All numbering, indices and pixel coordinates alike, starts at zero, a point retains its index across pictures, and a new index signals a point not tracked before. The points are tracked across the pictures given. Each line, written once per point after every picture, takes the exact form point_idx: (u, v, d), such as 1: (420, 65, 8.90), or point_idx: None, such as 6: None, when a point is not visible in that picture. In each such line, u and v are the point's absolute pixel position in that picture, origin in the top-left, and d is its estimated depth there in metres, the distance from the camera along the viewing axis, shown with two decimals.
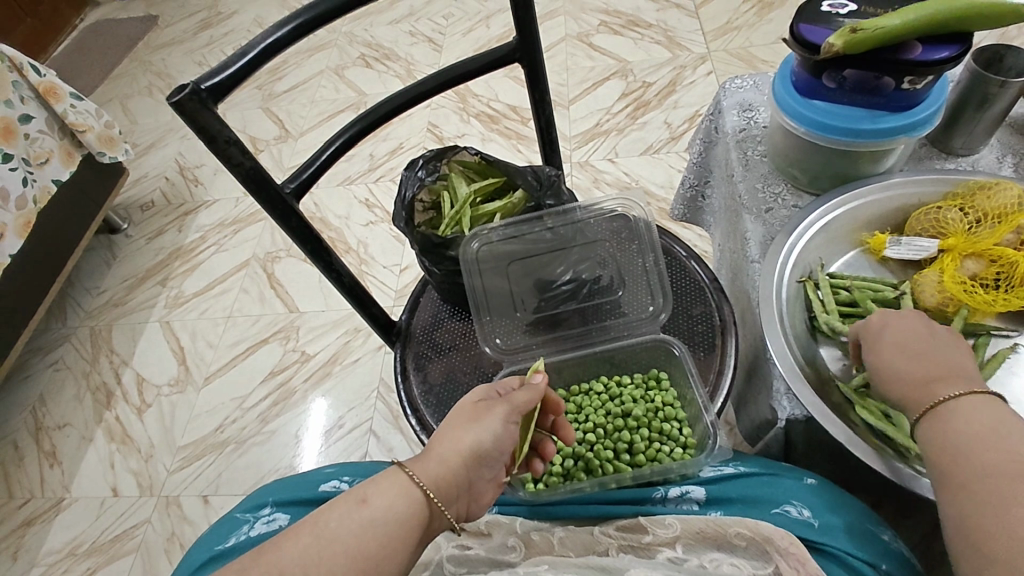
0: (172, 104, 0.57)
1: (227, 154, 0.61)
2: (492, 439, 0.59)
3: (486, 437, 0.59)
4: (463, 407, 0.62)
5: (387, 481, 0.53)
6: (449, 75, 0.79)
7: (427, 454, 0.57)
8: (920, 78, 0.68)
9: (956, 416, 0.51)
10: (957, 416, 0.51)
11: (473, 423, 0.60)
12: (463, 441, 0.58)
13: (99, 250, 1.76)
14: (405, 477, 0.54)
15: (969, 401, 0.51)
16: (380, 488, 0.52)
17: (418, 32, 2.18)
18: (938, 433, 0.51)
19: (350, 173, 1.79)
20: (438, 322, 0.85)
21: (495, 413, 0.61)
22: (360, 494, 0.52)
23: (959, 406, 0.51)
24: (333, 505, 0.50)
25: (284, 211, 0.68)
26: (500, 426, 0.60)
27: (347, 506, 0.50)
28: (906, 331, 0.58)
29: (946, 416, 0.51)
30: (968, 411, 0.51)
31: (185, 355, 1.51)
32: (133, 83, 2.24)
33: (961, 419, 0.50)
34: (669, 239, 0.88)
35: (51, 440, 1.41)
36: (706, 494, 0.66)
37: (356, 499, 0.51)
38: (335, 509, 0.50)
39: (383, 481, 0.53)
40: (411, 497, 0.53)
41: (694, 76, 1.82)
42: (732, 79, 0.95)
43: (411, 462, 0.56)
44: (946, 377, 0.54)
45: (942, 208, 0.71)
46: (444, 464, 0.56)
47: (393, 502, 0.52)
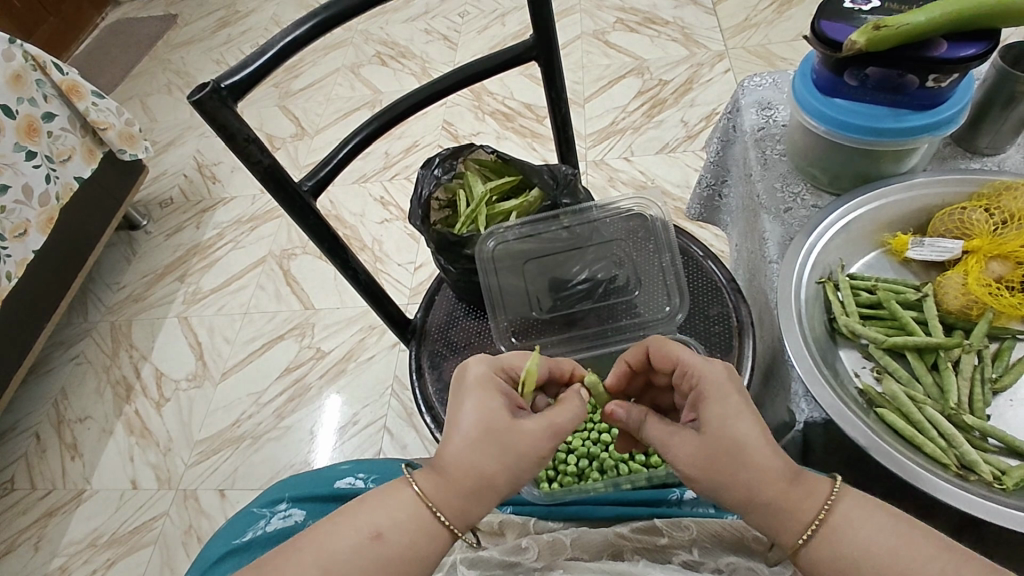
0: (193, 103, 0.57)
1: (247, 152, 0.62)
2: (527, 464, 0.53)
3: (525, 466, 0.53)
4: (493, 425, 0.53)
5: (404, 510, 0.53)
6: (465, 73, 0.79)
7: (451, 481, 0.52)
8: (945, 76, 0.66)
9: (834, 542, 0.49)
10: (837, 543, 0.49)
11: (509, 448, 0.53)
12: (494, 468, 0.52)
13: (119, 246, 1.79)
14: (424, 506, 0.53)
15: (838, 516, 0.49)
16: (397, 523, 0.52)
17: (433, 31, 2.18)
18: (829, 569, 0.49)
19: (365, 171, 1.80)
20: (453, 321, 0.85)
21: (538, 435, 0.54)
22: (373, 527, 0.52)
23: (834, 528, 0.49)
24: (345, 528, 0.52)
25: (302, 208, 0.69)
26: (543, 452, 0.54)
27: (361, 539, 0.51)
28: (739, 446, 0.51)
29: (827, 546, 0.49)
30: (849, 534, 0.49)
31: (202, 351, 1.52)
32: (153, 82, 2.27)
33: (842, 545, 0.48)
34: (686, 238, 0.87)
35: (73, 432, 1.43)
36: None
37: (368, 533, 0.51)
38: (348, 540, 0.51)
39: (399, 512, 0.52)
40: (429, 531, 0.52)
41: (711, 74, 1.80)
42: (751, 77, 0.94)
43: (435, 484, 0.53)
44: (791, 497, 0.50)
45: (967, 208, 0.70)
46: (472, 498, 0.52)
47: (406, 534, 0.52)
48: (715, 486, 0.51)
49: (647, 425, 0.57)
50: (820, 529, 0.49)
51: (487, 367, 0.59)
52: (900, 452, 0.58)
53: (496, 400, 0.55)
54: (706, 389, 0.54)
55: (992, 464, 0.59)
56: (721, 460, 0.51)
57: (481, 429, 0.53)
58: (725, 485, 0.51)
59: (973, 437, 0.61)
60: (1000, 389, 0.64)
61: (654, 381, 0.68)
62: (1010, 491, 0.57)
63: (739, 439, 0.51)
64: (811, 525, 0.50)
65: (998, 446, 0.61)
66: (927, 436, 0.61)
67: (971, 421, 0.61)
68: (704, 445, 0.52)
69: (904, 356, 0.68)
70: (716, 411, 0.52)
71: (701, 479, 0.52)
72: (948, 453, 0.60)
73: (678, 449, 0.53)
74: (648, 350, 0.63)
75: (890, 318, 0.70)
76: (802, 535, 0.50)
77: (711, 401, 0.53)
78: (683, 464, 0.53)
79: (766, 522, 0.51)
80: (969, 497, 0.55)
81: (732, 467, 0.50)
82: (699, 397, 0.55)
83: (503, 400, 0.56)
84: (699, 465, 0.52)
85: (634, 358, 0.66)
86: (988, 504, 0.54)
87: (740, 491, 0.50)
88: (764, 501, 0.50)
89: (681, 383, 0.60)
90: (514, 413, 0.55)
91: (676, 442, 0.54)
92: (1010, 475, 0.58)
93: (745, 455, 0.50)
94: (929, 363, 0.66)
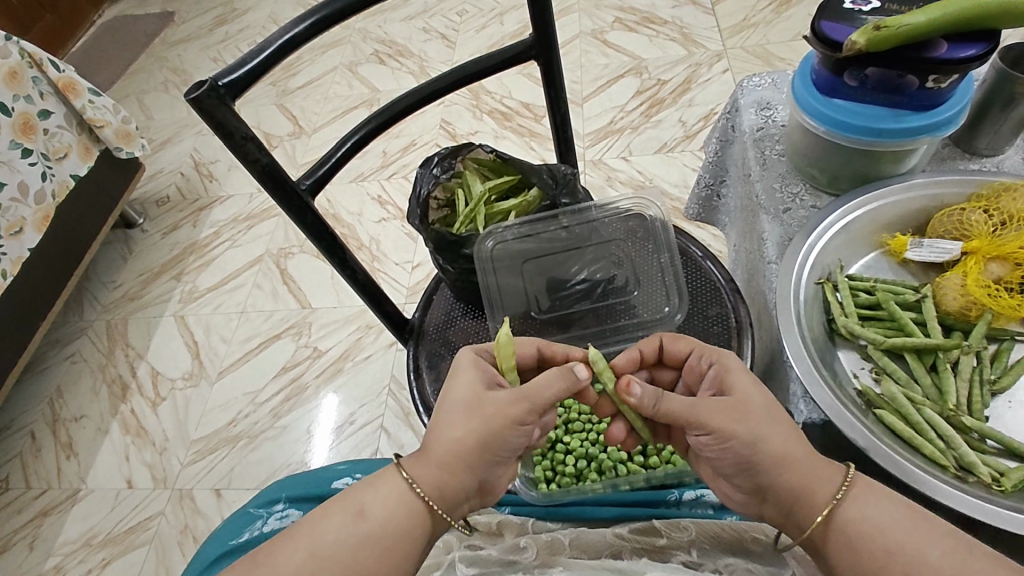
0: (190, 100, 0.57)
1: (244, 150, 0.61)
2: (494, 428, 0.54)
3: (490, 429, 0.54)
4: (467, 397, 0.56)
5: (385, 489, 0.54)
6: (464, 72, 0.79)
7: (427, 455, 0.55)
8: (945, 77, 0.66)
9: (860, 509, 0.51)
10: (863, 505, 0.51)
11: (478, 414, 0.55)
12: (463, 434, 0.55)
13: (116, 244, 1.78)
14: (405, 483, 0.54)
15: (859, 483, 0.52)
16: (376, 500, 0.53)
17: (431, 29, 2.18)
18: (859, 533, 0.50)
19: (363, 170, 1.79)
20: (451, 321, 0.85)
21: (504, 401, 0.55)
22: (356, 505, 0.53)
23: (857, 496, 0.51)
24: (330, 513, 0.53)
25: (299, 207, 0.68)
26: (517, 417, 0.55)
27: (344, 518, 0.52)
28: (766, 409, 0.54)
29: (854, 508, 0.51)
30: (873, 500, 0.51)
31: (199, 350, 1.52)
32: (150, 80, 2.26)
33: (872, 503, 0.51)
34: (684, 239, 0.87)
35: (68, 431, 1.43)
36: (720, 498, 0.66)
37: (350, 511, 0.53)
38: (332, 522, 0.52)
39: (381, 491, 0.54)
40: (407, 505, 0.53)
41: (710, 74, 1.80)
42: (750, 77, 0.94)
43: (413, 460, 0.55)
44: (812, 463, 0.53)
45: (966, 209, 0.70)
46: (444, 466, 0.54)
47: (388, 512, 0.53)
48: (753, 443, 0.52)
49: (665, 401, 0.55)
50: (848, 493, 0.52)
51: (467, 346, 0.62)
52: (900, 455, 0.57)
53: (468, 377, 0.57)
54: (728, 362, 0.58)
55: (991, 466, 0.59)
56: (756, 414, 0.53)
57: (456, 402, 0.56)
58: (762, 443, 0.52)
59: (972, 438, 0.61)
60: (999, 391, 0.64)
61: (656, 381, 0.70)
62: (1008, 492, 0.57)
63: (765, 400, 0.54)
64: (838, 489, 0.52)
65: (996, 448, 0.61)
66: (926, 436, 0.61)
67: (969, 423, 0.61)
68: (740, 407, 0.54)
69: (902, 357, 0.68)
70: (741, 379, 0.56)
71: (739, 433, 0.53)
72: (946, 455, 0.60)
73: (711, 411, 0.54)
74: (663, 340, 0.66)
75: (889, 319, 0.70)
76: (831, 501, 0.51)
77: (734, 371, 0.57)
78: (721, 425, 0.53)
79: (800, 481, 0.52)
80: (968, 499, 0.55)
81: (767, 423, 0.53)
82: (721, 370, 0.58)
83: (478, 375, 0.58)
84: (733, 426, 0.53)
85: (647, 347, 0.68)
86: (987, 506, 0.54)
87: (777, 447, 0.52)
88: (794, 461, 0.52)
89: (696, 367, 0.63)
90: (488, 386, 0.57)
91: (704, 404, 0.54)
92: (1008, 477, 0.57)
93: (776, 417, 0.54)
94: (927, 364, 0.66)
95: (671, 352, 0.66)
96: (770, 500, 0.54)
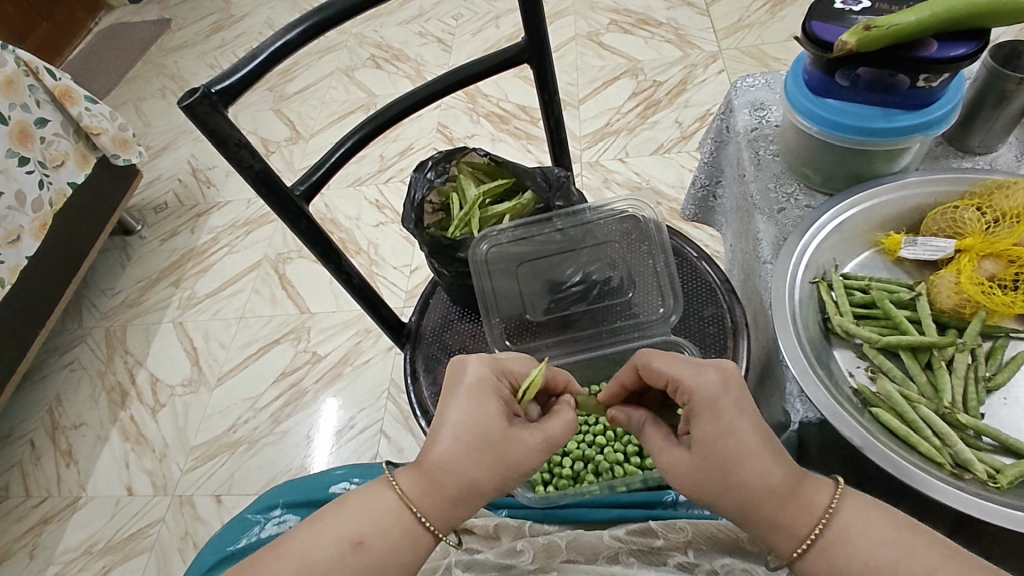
0: (183, 108, 0.57)
1: (238, 157, 0.61)
2: (512, 469, 0.54)
3: (516, 475, 0.54)
4: (488, 433, 0.53)
5: (387, 515, 0.52)
6: (457, 76, 0.79)
7: (437, 487, 0.52)
8: (937, 76, 0.67)
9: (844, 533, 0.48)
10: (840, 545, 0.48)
11: (497, 453, 0.53)
12: (486, 476, 0.53)
13: (114, 251, 1.78)
14: (410, 514, 0.52)
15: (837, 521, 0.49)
16: (380, 528, 0.52)
17: (427, 33, 2.18)
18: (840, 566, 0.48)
19: (360, 175, 1.80)
20: (448, 324, 0.85)
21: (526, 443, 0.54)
22: (356, 534, 0.51)
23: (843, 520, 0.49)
24: (327, 538, 0.50)
25: (294, 212, 0.68)
26: (533, 464, 0.55)
27: (343, 546, 0.50)
28: (728, 462, 0.50)
29: (830, 550, 0.48)
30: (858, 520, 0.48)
31: (198, 356, 1.52)
32: (147, 86, 2.27)
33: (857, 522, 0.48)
34: (680, 239, 0.87)
35: (67, 439, 1.43)
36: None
37: (351, 539, 0.51)
38: (330, 549, 0.50)
39: (383, 518, 0.52)
40: (413, 537, 0.52)
41: (705, 74, 1.81)
42: (744, 78, 0.94)
43: (423, 492, 0.53)
44: (787, 506, 0.50)
45: (959, 208, 0.71)
46: (456, 502, 0.53)
47: (390, 543, 0.51)
48: (708, 499, 0.52)
49: (647, 432, 0.59)
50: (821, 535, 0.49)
51: (483, 368, 0.58)
52: (894, 453, 0.58)
53: (491, 406, 0.55)
54: (699, 404, 0.53)
55: (987, 463, 0.59)
56: (713, 474, 0.51)
57: (474, 434, 0.53)
58: (717, 497, 0.51)
59: (967, 435, 0.62)
60: (994, 388, 0.65)
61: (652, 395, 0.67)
62: (1004, 489, 0.57)
63: (731, 454, 0.50)
64: (806, 539, 0.49)
65: (992, 445, 0.61)
66: (920, 434, 0.61)
67: (965, 420, 0.62)
68: (699, 465, 0.52)
69: (898, 355, 0.68)
70: (705, 426, 0.52)
71: (693, 492, 0.53)
72: (942, 452, 0.60)
73: (673, 465, 0.54)
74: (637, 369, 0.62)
75: (884, 318, 0.70)
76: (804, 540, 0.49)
77: (702, 415, 0.53)
78: (681, 482, 0.53)
79: (770, 525, 0.50)
80: (964, 495, 0.55)
81: (723, 483, 0.51)
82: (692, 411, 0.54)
83: (497, 406, 0.55)
84: (691, 477, 0.52)
85: (625, 377, 0.65)
86: (983, 503, 0.54)
87: (734, 506, 0.51)
88: (758, 512, 0.50)
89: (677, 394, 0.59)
90: (509, 421, 0.55)
91: (670, 460, 0.54)
92: (1004, 474, 0.57)
93: (735, 474, 0.50)
94: (923, 362, 0.67)
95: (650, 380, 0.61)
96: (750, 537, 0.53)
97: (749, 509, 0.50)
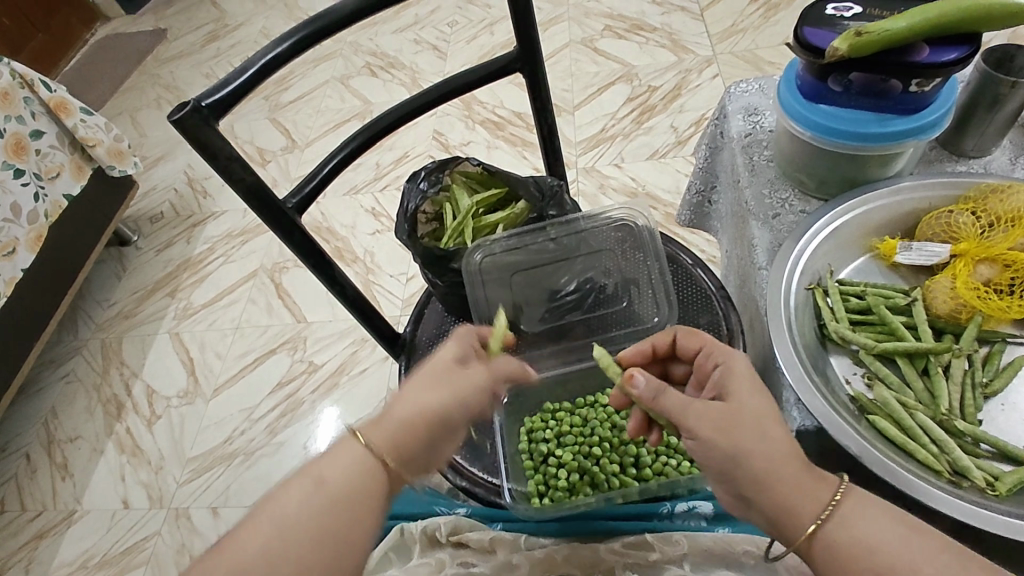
0: (173, 121, 0.56)
1: (229, 170, 0.61)
2: (464, 395, 0.57)
3: (461, 399, 0.57)
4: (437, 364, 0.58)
5: (342, 458, 0.52)
6: (451, 85, 0.78)
7: (391, 416, 0.54)
8: (928, 81, 0.67)
9: (850, 527, 0.48)
10: (851, 525, 0.48)
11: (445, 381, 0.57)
12: (433, 397, 0.55)
13: (109, 262, 1.77)
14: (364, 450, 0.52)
15: (848, 502, 0.49)
16: (341, 471, 0.51)
17: (422, 41, 2.19)
18: (844, 553, 0.48)
19: (356, 183, 1.79)
20: (443, 334, 0.84)
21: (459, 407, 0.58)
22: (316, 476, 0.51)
23: (852, 512, 0.49)
24: (288, 488, 0.50)
25: (286, 225, 0.68)
26: (481, 391, 0.58)
27: (303, 488, 0.50)
28: (757, 420, 0.51)
29: (841, 530, 0.48)
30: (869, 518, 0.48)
31: (194, 367, 1.51)
32: (142, 97, 2.27)
33: (862, 524, 0.48)
34: (675, 246, 0.86)
35: (63, 452, 1.42)
36: (714, 510, 0.65)
37: (311, 483, 0.50)
38: (290, 494, 0.49)
39: (341, 460, 0.52)
40: (373, 475, 0.52)
41: (700, 79, 1.81)
42: (737, 84, 0.94)
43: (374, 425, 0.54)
44: (802, 476, 0.50)
45: (953, 212, 0.70)
46: (409, 426, 0.54)
47: (353, 480, 0.51)
48: (735, 454, 0.50)
49: (664, 396, 0.54)
50: (834, 513, 0.49)
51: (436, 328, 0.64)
52: (892, 461, 0.57)
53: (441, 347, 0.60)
54: (732, 367, 0.56)
55: (985, 470, 0.59)
56: (741, 423, 0.51)
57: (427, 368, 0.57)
58: (746, 453, 0.50)
59: (966, 442, 0.61)
60: (992, 394, 0.64)
61: (670, 373, 0.69)
62: (1003, 496, 0.57)
63: (759, 410, 0.52)
64: (824, 512, 0.49)
65: (990, 451, 0.61)
66: (918, 441, 0.61)
67: (962, 427, 0.61)
68: (729, 415, 0.51)
69: (895, 362, 0.67)
70: (743, 385, 0.54)
71: (720, 445, 0.50)
72: (940, 459, 0.59)
73: (702, 412, 0.52)
74: (676, 336, 0.65)
75: (880, 323, 0.70)
76: (818, 519, 0.49)
77: (738, 377, 0.55)
78: (705, 431, 0.51)
79: (782, 499, 0.49)
80: (962, 504, 0.54)
81: (751, 434, 0.50)
82: (727, 372, 0.56)
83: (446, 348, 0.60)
84: (721, 429, 0.51)
85: (662, 342, 0.67)
86: (981, 512, 0.54)
87: (759, 460, 0.49)
88: (781, 473, 0.49)
89: (703, 365, 0.61)
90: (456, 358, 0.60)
91: (698, 406, 0.53)
92: (1003, 481, 0.57)
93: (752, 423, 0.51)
94: (920, 368, 0.66)
95: (682, 349, 0.65)
96: (756, 510, 0.51)
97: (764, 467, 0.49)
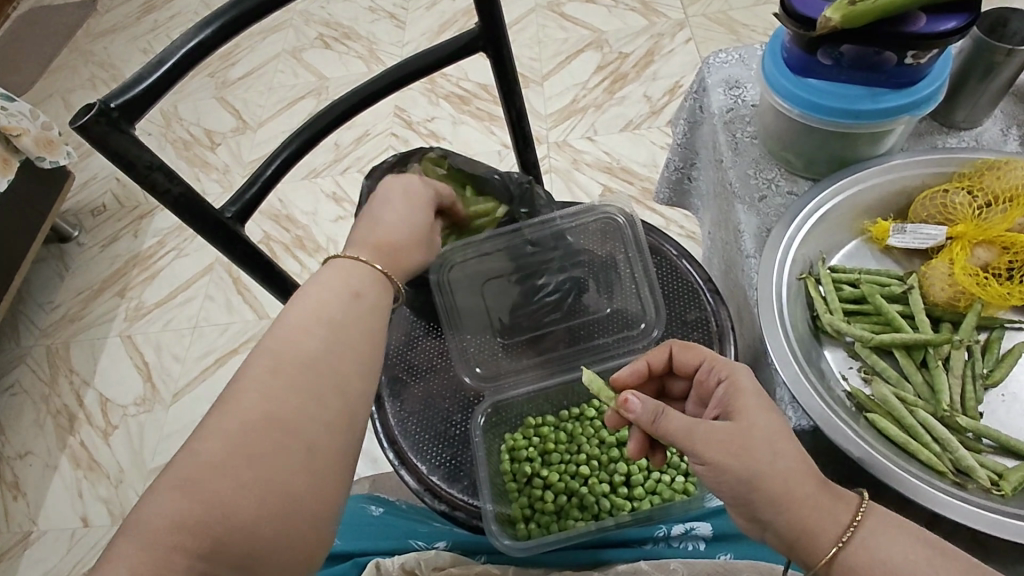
0: (75, 128, 0.49)
1: (150, 181, 0.53)
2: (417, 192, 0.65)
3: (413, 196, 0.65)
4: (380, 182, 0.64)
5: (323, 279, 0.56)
6: (407, 69, 0.71)
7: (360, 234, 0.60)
8: (924, 52, 0.62)
9: (872, 550, 0.45)
10: (873, 546, 0.46)
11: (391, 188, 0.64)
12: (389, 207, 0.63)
13: (51, 261, 1.65)
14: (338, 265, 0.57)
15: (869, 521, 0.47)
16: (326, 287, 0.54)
17: (378, 8, 2.05)
18: None
19: (316, 165, 1.69)
20: (412, 342, 0.77)
21: (368, 313, 0.54)
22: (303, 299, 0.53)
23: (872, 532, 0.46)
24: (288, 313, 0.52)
25: (227, 236, 0.61)
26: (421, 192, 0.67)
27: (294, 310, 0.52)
28: (773, 439, 0.48)
29: (863, 551, 0.46)
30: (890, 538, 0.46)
31: (151, 371, 1.42)
32: (76, 76, 2.09)
33: (883, 546, 0.46)
34: (657, 236, 0.81)
35: (13, 470, 1.33)
36: (711, 531, 0.63)
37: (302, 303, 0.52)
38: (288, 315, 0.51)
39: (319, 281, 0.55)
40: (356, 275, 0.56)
41: (672, 45, 1.74)
42: (716, 53, 0.88)
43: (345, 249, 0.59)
44: (819, 498, 0.47)
45: (949, 191, 0.66)
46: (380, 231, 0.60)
47: (343, 278, 0.55)
48: (750, 477, 0.46)
49: (666, 420, 0.50)
50: (856, 534, 0.46)
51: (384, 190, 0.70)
52: (898, 466, 0.54)
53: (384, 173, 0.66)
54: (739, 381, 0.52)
55: (989, 468, 0.56)
56: (757, 443, 0.47)
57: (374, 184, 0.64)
58: (761, 475, 0.46)
59: (967, 438, 0.59)
60: (992, 384, 0.61)
61: (669, 389, 0.65)
62: (1009, 496, 0.54)
63: (772, 427, 0.48)
64: (844, 533, 0.46)
65: (991, 446, 0.58)
66: (921, 441, 0.58)
67: (964, 423, 0.58)
68: (740, 436, 0.47)
69: (891, 354, 0.64)
70: (752, 401, 0.50)
71: (734, 468, 0.47)
72: (943, 459, 0.57)
73: (712, 434, 0.48)
74: (672, 351, 0.60)
75: (875, 313, 0.66)
76: (839, 540, 0.46)
77: (746, 394, 0.51)
78: (717, 456, 0.47)
79: (800, 522, 0.46)
80: (970, 509, 0.52)
81: (767, 452, 0.47)
82: (732, 389, 0.52)
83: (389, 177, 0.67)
84: (734, 451, 0.47)
85: (657, 358, 0.62)
86: (990, 516, 0.51)
87: (777, 482, 0.46)
88: (799, 495, 0.46)
89: (706, 381, 0.57)
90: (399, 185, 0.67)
91: (705, 426, 0.49)
92: (1008, 481, 0.55)
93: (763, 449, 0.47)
94: (918, 361, 0.63)
95: (680, 365, 0.60)
96: (773, 532, 0.48)
97: (782, 489, 0.46)
